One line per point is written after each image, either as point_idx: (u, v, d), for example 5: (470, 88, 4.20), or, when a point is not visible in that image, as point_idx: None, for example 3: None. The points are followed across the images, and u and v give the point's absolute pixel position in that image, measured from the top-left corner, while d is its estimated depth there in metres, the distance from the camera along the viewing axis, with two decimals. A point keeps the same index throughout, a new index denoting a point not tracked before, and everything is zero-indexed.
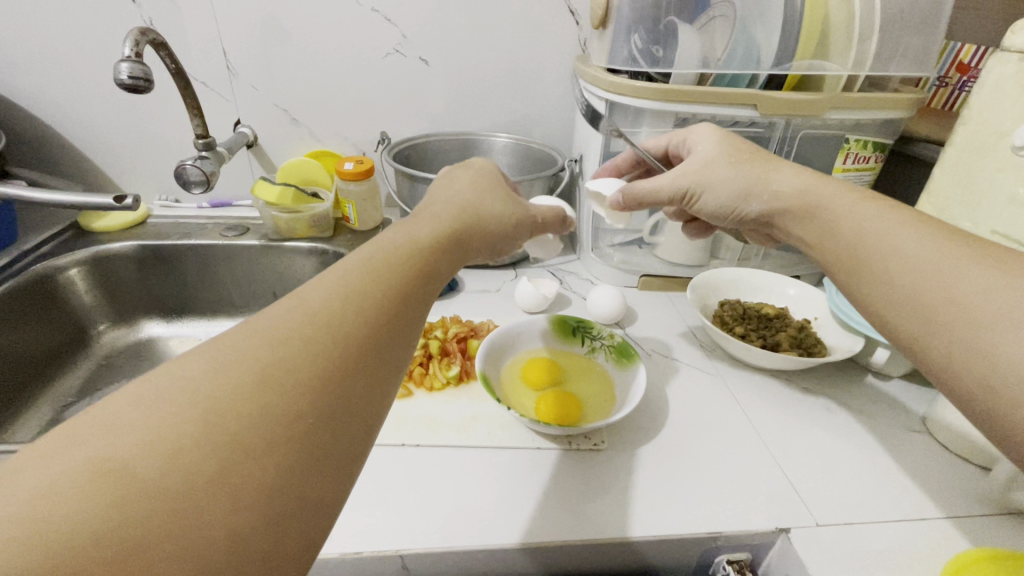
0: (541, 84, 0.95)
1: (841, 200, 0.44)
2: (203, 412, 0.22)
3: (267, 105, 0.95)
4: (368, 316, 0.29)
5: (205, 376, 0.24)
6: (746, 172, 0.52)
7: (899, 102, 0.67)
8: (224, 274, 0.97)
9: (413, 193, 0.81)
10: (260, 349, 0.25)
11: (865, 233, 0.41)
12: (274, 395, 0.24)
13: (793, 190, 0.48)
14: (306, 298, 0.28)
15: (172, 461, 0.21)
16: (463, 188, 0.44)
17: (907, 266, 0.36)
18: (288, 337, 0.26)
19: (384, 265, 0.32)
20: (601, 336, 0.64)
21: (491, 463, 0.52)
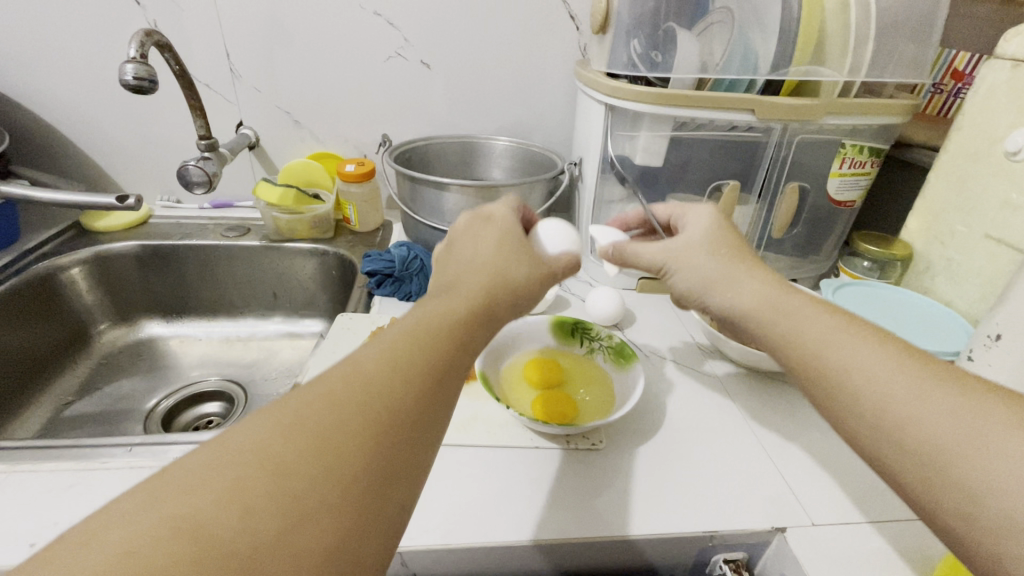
0: (541, 88, 0.96)
1: (791, 298, 0.41)
2: (270, 472, 0.25)
3: (269, 107, 0.96)
4: (415, 377, 0.31)
5: (273, 434, 0.26)
6: (727, 270, 0.46)
7: (895, 108, 0.68)
8: (225, 275, 0.97)
9: (414, 195, 0.81)
10: (318, 409, 0.27)
11: (821, 333, 0.38)
12: (334, 456, 0.26)
13: (753, 298, 0.43)
14: (357, 363, 0.30)
15: (246, 515, 0.23)
16: (491, 245, 0.43)
17: (871, 379, 0.34)
18: (343, 401, 0.28)
19: (429, 327, 0.33)
20: (600, 337, 0.64)
21: (490, 463, 0.52)
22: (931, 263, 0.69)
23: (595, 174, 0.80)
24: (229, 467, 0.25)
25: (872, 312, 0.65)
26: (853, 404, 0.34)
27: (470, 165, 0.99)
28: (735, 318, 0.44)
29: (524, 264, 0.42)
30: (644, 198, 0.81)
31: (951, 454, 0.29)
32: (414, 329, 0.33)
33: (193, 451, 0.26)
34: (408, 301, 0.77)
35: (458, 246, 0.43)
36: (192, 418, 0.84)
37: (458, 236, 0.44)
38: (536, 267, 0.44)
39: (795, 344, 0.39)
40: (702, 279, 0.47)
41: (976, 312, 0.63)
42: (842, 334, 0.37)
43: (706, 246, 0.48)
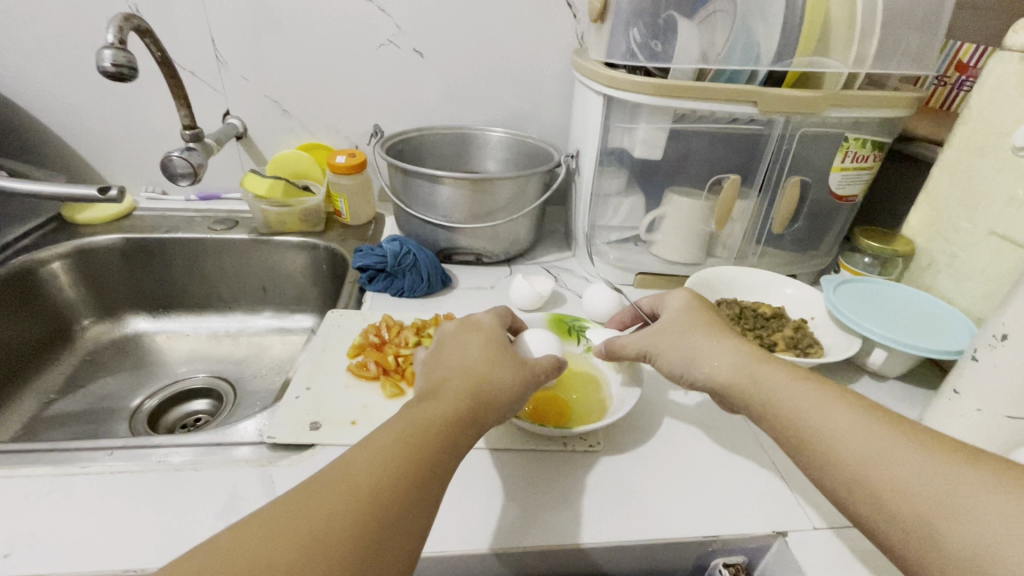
0: (537, 78, 0.94)
1: (762, 361, 0.44)
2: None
3: (257, 95, 0.93)
4: (404, 474, 0.33)
5: (270, 539, 0.28)
6: (699, 342, 0.47)
7: (898, 101, 0.67)
8: (213, 269, 0.95)
9: (406, 188, 0.79)
10: (318, 512, 0.30)
11: (799, 393, 0.40)
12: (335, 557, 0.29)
13: (726, 367, 0.45)
14: (351, 469, 0.33)
15: None
16: (470, 355, 0.44)
17: (856, 440, 0.35)
18: (336, 505, 0.30)
19: (415, 432, 0.36)
20: (597, 335, 0.63)
21: (485, 465, 0.51)
22: (934, 259, 0.68)
23: (592, 167, 0.79)
24: (234, 572, 0.27)
25: (874, 310, 0.64)
26: (839, 468, 0.35)
27: (464, 157, 0.97)
28: (718, 390, 0.45)
29: (501, 364, 0.44)
30: (642, 192, 0.80)
31: (939, 515, 0.30)
32: (395, 430, 0.36)
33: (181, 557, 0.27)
34: (400, 297, 0.76)
35: (435, 357, 0.45)
36: (179, 417, 0.82)
37: (441, 346, 0.47)
38: (518, 368, 0.45)
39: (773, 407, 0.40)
40: (685, 351, 0.47)
41: (980, 310, 0.62)
42: (813, 393, 0.39)
43: (688, 327, 0.49)
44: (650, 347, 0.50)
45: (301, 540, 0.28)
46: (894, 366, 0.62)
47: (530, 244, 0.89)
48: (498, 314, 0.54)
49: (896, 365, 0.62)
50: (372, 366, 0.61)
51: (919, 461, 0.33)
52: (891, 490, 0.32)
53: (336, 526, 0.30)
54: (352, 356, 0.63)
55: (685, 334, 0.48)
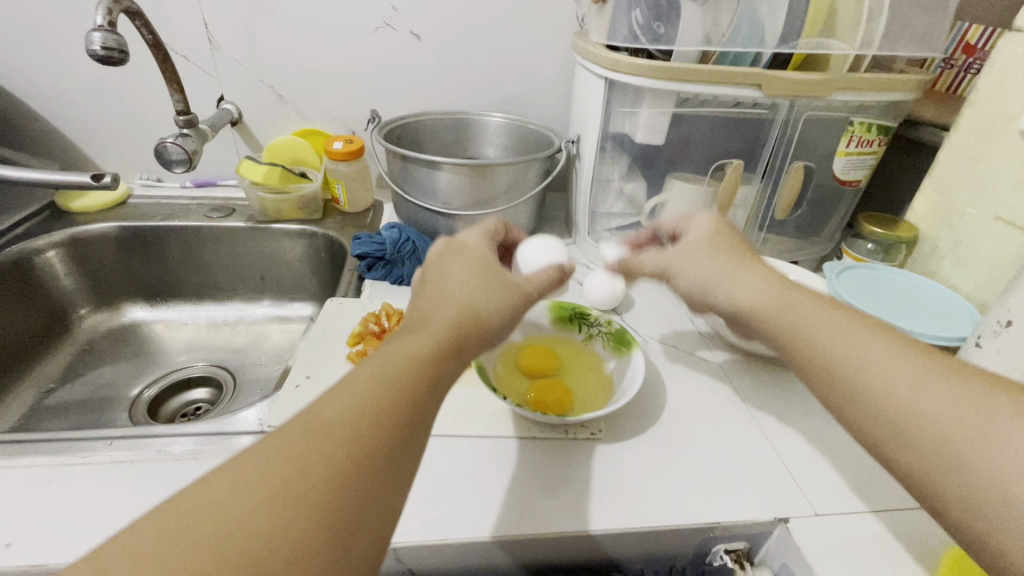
0: (537, 61, 0.92)
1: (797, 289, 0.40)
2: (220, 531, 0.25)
3: (251, 80, 0.91)
4: (380, 416, 0.31)
5: (230, 495, 0.26)
6: (723, 267, 0.45)
7: (905, 84, 0.66)
8: (210, 257, 0.94)
9: (404, 174, 0.78)
10: (276, 468, 0.27)
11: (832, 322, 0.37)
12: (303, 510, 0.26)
13: (757, 294, 0.42)
14: (317, 413, 0.30)
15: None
16: (461, 282, 0.41)
17: (882, 369, 0.33)
18: (295, 453, 0.28)
19: (389, 368, 0.33)
20: (598, 323, 0.62)
21: (487, 453, 0.51)
22: (937, 245, 0.67)
23: (593, 152, 0.78)
24: (181, 533, 0.25)
25: (877, 297, 0.64)
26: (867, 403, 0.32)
27: (463, 143, 0.95)
28: (743, 317, 0.43)
29: (493, 293, 0.41)
30: (643, 178, 0.79)
31: (963, 444, 0.28)
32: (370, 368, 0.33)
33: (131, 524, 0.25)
34: (400, 286, 0.75)
35: (426, 281, 0.42)
36: (180, 405, 0.82)
37: (429, 268, 0.43)
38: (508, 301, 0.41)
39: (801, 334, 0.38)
40: (701, 283, 0.46)
41: (983, 296, 0.62)
42: (848, 324, 0.36)
43: (706, 250, 0.46)
44: (668, 265, 0.49)
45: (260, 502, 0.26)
46: None
47: (530, 231, 0.88)
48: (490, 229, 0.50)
49: None
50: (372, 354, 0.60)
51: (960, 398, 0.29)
52: (914, 423, 0.30)
53: (306, 478, 0.27)
54: (352, 345, 0.62)
55: (700, 264, 0.46)
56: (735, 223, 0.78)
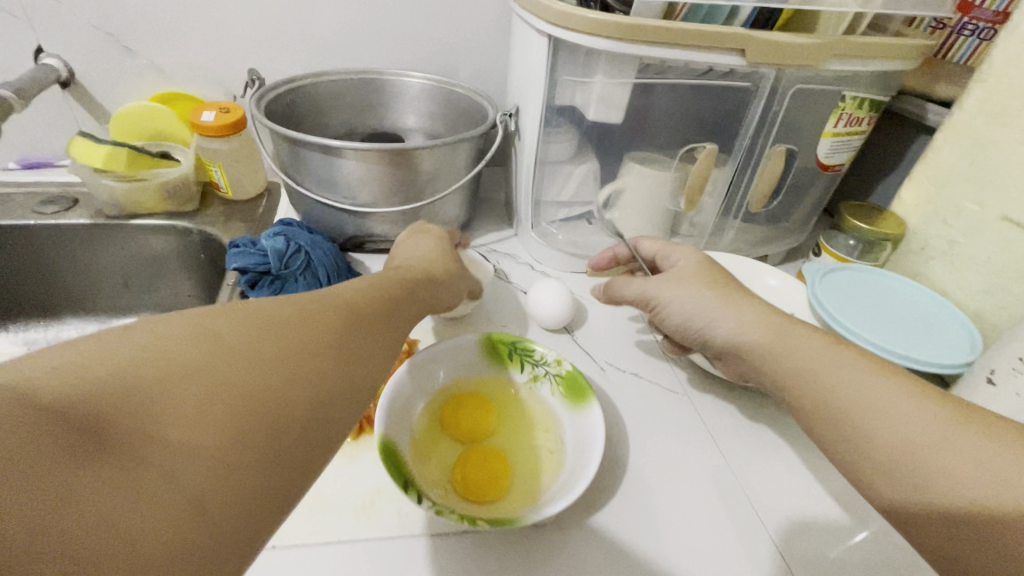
0: (465, 7, 0.73)
1: (791, 325, 0.40)
2: (211, 348, 0.27)
3: (76, 24, 0.68)
4: (366, 318, 0.36)
5: (184, 338, 0.27)
6: (706, 304, 0.44)
7: (906, 50, 0.54)
8: (48, 264, 0.73)
9: (295, 160, 0.60)
10: (268, 323, 0.30)
11: (802, 344, 0.38)
12: (268, 376, 0.28)
13: (750, 340, 0.41)
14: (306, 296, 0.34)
15: (176, 380, 0.25)
16: (424, 249, 0.52)
17: (895, 427, 0.31)
18: (288, 314, 0.32)
19: (365, 291, 0.39)
20: (545, 362, 0.48)
21: (402, 561, 0.38)
22: (927, 244, 0.59)
23: (535, 129, 0.62)
24: (184, 340, 0.27)
25: (864, 310, 0.55)
26: (837, 425, 0.34)
27: (377, 110, 0.77)
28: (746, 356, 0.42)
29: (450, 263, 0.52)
30: (596, 160, 0.65)
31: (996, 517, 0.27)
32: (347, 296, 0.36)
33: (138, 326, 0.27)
34: None
35: (393, 258, 0.51)
36: None
37: (398, 245, 0.55)
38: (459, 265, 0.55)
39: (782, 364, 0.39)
40: (695, 318, 0.45)
41: (979, 307, 0.54)
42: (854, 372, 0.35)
43: (700, 281, 0.45)
44: (655, 295, 0.48)
45: (225, 353, 0.27)
46: None
47: (464, 223, 0.73)
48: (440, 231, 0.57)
49: None
50: None
51: (972, 448, 0.29)
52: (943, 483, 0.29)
53: (275, 352, 0.29)
54: None
55: (690, 296, 0.45)
56: (704, 215, 0.67)
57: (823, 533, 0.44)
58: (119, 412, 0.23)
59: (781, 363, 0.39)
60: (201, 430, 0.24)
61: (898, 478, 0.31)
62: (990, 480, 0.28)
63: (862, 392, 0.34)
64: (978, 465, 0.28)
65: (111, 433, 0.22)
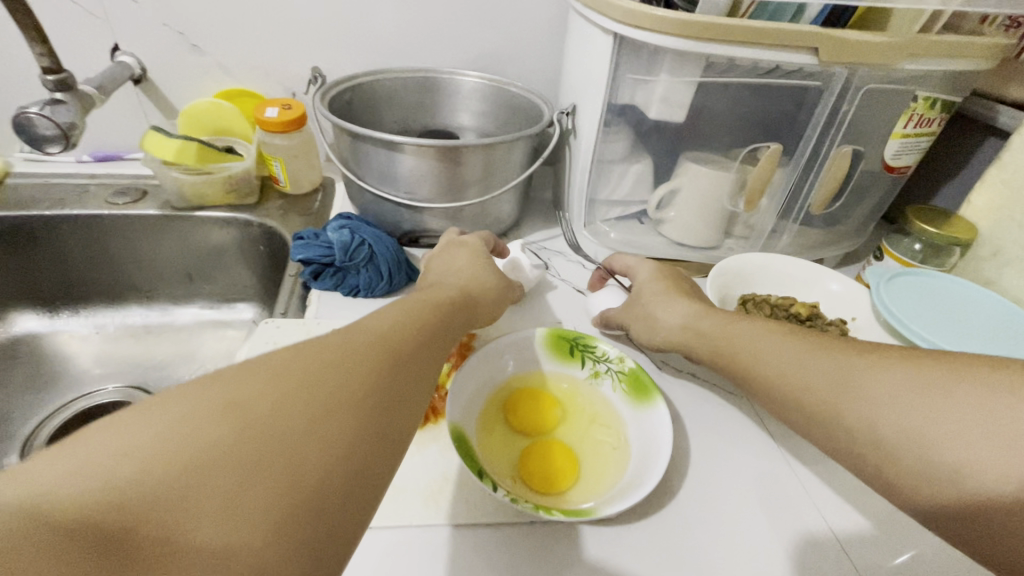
0: (520, 7, 0.74)
1: (766, 335, 0.44)
2: (236, 422, 0.25)
3: (151, 24, 0.71)
4: (399, 355, 0.33)
5: (188, 419, 0.24)
6: (648, 311, 0.54)
7: (985, 50, 0.53)
8: (118, 252, 0.76)
9: (357, 155, 0.61)
10: (295, 379, 0.28)
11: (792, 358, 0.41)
12: (292, 444, 0.26)
13: (678, 336, 0.51)
14: (336, 336, 0.32)
15: (198, 468, 0.23)
16: (461, 263, 0.53)
17: (883, 401, 0.34)
18: (316, 366, 0.29)
19: (398, 318, 0.37)
20: (607, 358, 0.49)
21: (473, 548, 0.39)
22: (1000, 250, 0.57)
23: (592, 128, 0.63)
24: (207, 414, 0.25)
25: (929, 316, 0.54)
26: (846, 426, 0.36)
27: (430, 109, 0.78)
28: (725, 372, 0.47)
29: (484, 274, 0.51)
30: (652, 159, 0.65)
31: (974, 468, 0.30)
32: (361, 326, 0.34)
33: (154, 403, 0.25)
34: (355, 298, 0.60)
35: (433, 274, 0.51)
36: None
37: (434, 259, 0.55)
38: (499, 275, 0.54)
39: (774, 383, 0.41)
40: (643, 326, 0.54)
41: None
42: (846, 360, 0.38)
43: (655, 296, 0.54)
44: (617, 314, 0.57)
45: (241, 427, 0.25)
46: None
47: (515, 221, 0.74)
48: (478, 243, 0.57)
49: None
50: None
51: (957, 405, 0.32)
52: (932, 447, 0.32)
53: (296, 412, 0.27)
54: None
55: (648, 311, 0.54)
56: (761, 216, 0.66)
57: (889, 540, 0.44)
58: (140, 515, 0.21)
59: (773, 381, 0.42)
60: (231, 527, 0.23)
61: (898, 477, 0.33)
62: (976, 452, 0.30)
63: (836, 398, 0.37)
64: (943, 419, 0.32)
65: (135, 541, 0.21)
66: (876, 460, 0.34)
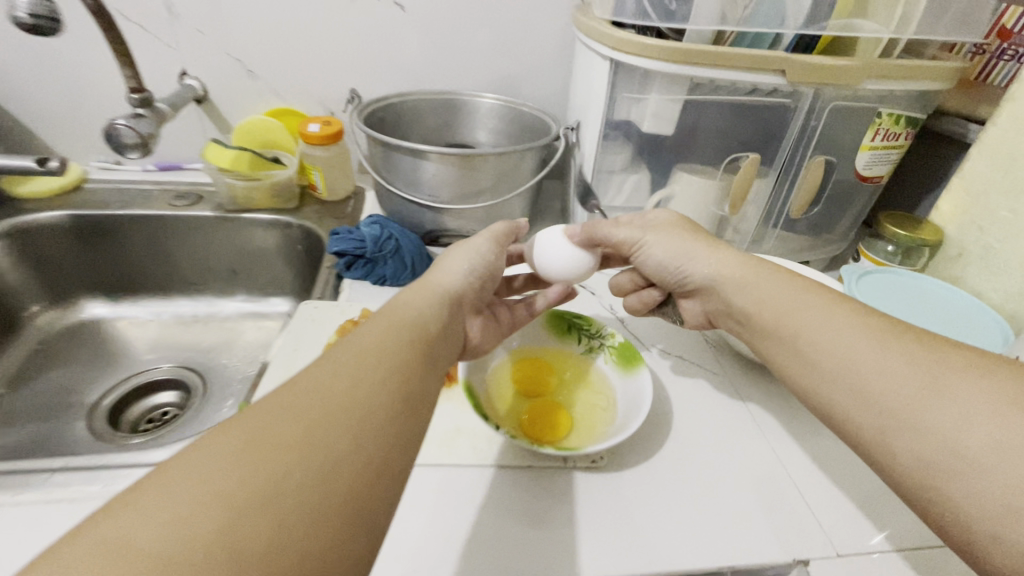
0: (533, 38, 0.84)
1: (827, 317, 0.40)
2: (194, 513, 0.23)
3: (215, 53, 0.82)
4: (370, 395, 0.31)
5: (153, 513, 0.23)
6: (694, 250, 0.51)
7: (940, 72, 0.60)
8: (175, 248, 0.86)
9: (387, 162, 0.70)
10: (250, 450, 0.26)
11: (854, 347, 0.37)
12: (281, 512, 0.24)
13: (727, 274, 0.48)
14: (288, 396, 0.29)
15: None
16: (446, 269, 0.46)
17: (891, 385, 0.34)
18: (273, 430, 0.27)
19: (362, 352, 0.33)
20: (601, 335, 0.56)
21: (479, 485, 0.46)
22: (964, 250, 0.63)
23: (594, 141, 0.71)
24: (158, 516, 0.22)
25: (899, 306, 0.59)
26: (850, 407, 0.36)
27: (452, 126, 0.88)
28: (754, 322, 0.45)
29: (491, 268, 0.49)
30: (648, 168, 0.72)
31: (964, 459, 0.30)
32: (338, 363, 0.32)
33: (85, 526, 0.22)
34: (382, 287, 0.69)
35: (436, 270, 0.46)
36: (143, 411, 0.77)
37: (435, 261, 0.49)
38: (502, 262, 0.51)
39: (823, 363, 0.38)
40: (673, 259, 0.52)
41: (1013, 308, 0.58)
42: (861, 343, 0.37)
43: (675, 226, 0.53)
44: (641, 236, 0.53)
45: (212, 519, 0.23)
46: None
47: (525, 224, 0.82)
48: (491, 238, 0.51)
49: None
50: None
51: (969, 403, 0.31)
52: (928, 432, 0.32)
53: (278, 480, 0.25)
54: None
55: (671, 238, 0.52)
56: (747, 221, 0.72)
57: (850, 499, 0.49)
58: None
59: (825, 367, 0.38)
60: None
61: (918, 481, 0.32)
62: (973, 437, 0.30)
63: (900, 401, 0.34)
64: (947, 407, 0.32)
65: None
66: (907, 470, 0.32)
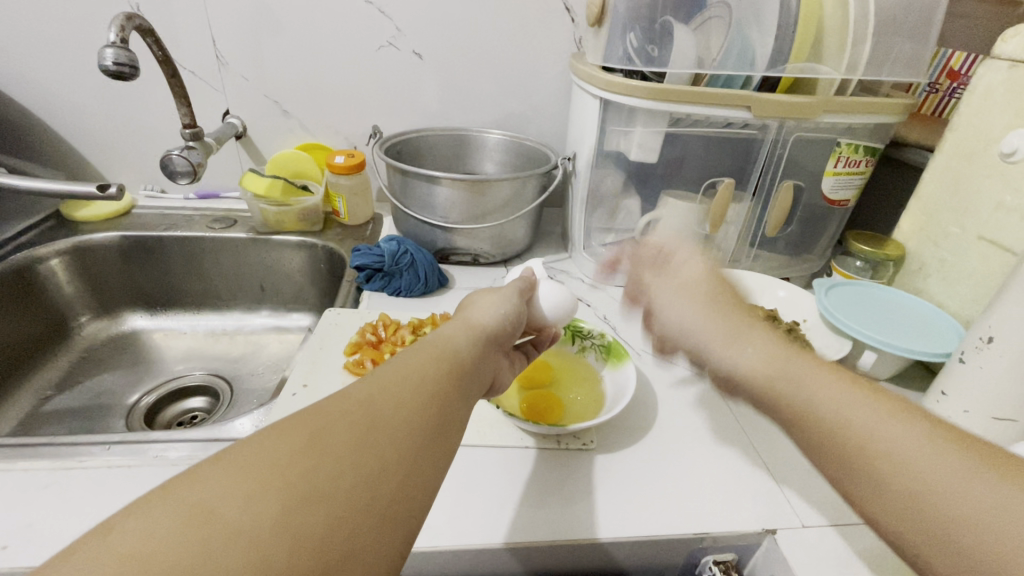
0: (536, 80, 0.94)
1: (863, 409, 0.34)
2: (276, 466, 0.27)
3: (255, 96, 0.94)
4: (420, 398, 0.34)
5: (227, 486, 0.26)
6: (710, 329, 0.45)
7: (891, 108, 0.68)
8: (210, 267, 0.95)
9: (405, 187, 0.79)
10: (321, 426, 0.30)
11: (933, 475, 0.30)
12: (343, 482, 0.28)
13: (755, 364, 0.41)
14: (354, 388, 0.33)
15: (247, 510, 0.25)
16: (486, 304, 0.49)
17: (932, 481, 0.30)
18: (339, 412, 0.31)
19: (408, 365, 0.36)
20: (592, 336, 0.65)
21: (483, 462, 0.52)
22: (924, 264, 0.69)
23: (589, 170, 0.79)
24: (251, 465, 0.27)
25: (864, 312, 0.65)
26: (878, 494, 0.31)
27: (462, 159, 0.97)
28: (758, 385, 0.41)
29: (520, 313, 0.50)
30: (638, 195, 0.80)
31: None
32: (389, 371, 0.35)
33: (197, 465, 0.27)
34: (397, 297, 0.76)
35: (464, 309, 0.49)
36: (175, 414, 0.82)
37: (466, 300, 0.51)
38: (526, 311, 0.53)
39: (885, 479, 0.31)
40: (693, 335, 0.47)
41: (968, 313, 0.64)
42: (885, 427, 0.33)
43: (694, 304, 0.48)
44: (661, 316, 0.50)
45: (291, 478, 0.27)
46: (884, 368, 0.64)
47: (528, 245, 0.90)
48: (518, 291, 0.53)
49: (885, 366, 0.64)
50: (369, 364, 0.62)
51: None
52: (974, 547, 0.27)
53: (334, 478, 0.28)
54: (349, 354, 0.64)
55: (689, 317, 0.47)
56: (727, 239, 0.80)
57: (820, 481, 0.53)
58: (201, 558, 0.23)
59: (871, 467, 0.32)
60: (284, 556, 0.24)
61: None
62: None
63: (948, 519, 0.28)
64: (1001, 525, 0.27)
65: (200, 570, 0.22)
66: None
